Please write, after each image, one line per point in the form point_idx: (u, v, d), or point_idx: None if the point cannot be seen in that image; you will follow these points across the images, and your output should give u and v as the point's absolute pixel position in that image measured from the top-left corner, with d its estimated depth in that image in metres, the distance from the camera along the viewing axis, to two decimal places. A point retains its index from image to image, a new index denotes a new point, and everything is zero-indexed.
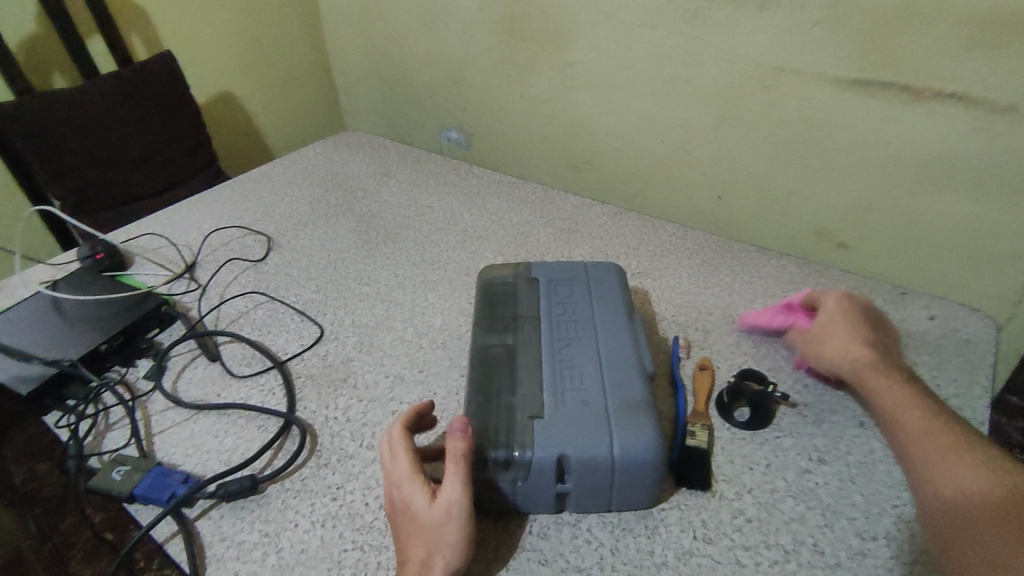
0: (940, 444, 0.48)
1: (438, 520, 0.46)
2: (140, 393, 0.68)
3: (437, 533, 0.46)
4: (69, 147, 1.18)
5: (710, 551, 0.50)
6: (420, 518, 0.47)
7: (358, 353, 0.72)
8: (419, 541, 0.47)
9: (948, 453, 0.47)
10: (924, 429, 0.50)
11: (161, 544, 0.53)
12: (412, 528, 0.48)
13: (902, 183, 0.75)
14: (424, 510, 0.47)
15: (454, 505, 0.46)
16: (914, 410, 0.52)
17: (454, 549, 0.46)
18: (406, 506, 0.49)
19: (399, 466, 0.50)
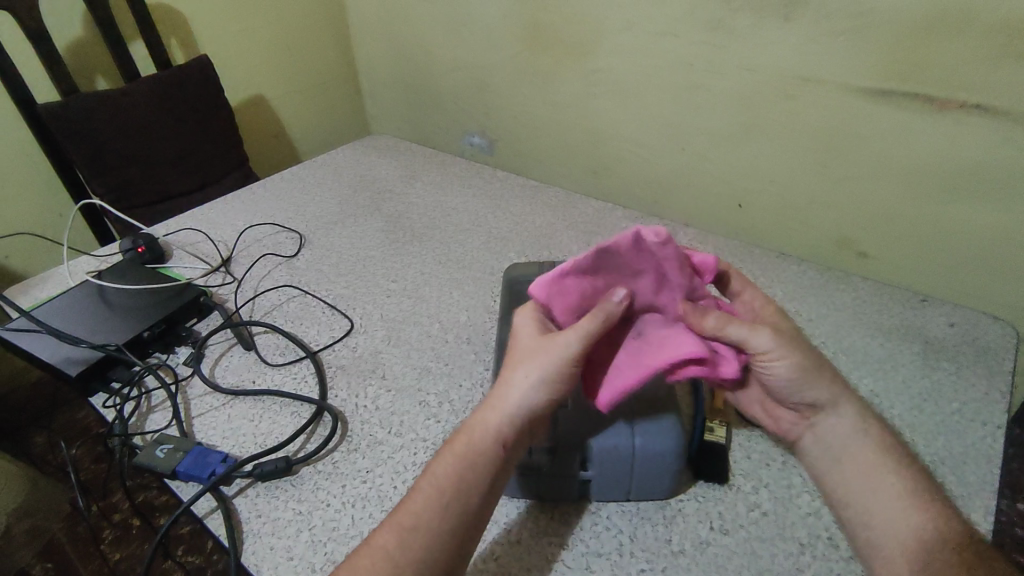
0: (894, 485, 0.48)
1: (544, 353, 0.50)
2: (180, 377, 0.72)
3: (537, 364, 0.49)
4: (110, 146, 1.23)
5: (727, 541, 0.52)
6: (526, 351, 0.51)
7: (386, 346, 0.75)
8: (516, 371, 0.50)
9: (901, 495, 0.47)
10: (878, 468, 0.49)
11: (201, 519, 0.56)
12: (518, 353, 0.51)
13: (923, 192, 0.76)
14: (534, 345, 0.51)
15: (566, 346, 0.50)
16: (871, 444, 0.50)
17: (543, 385, 0.49)
18: (517, 346, 0.52)
19: (525, 316, 0.54)
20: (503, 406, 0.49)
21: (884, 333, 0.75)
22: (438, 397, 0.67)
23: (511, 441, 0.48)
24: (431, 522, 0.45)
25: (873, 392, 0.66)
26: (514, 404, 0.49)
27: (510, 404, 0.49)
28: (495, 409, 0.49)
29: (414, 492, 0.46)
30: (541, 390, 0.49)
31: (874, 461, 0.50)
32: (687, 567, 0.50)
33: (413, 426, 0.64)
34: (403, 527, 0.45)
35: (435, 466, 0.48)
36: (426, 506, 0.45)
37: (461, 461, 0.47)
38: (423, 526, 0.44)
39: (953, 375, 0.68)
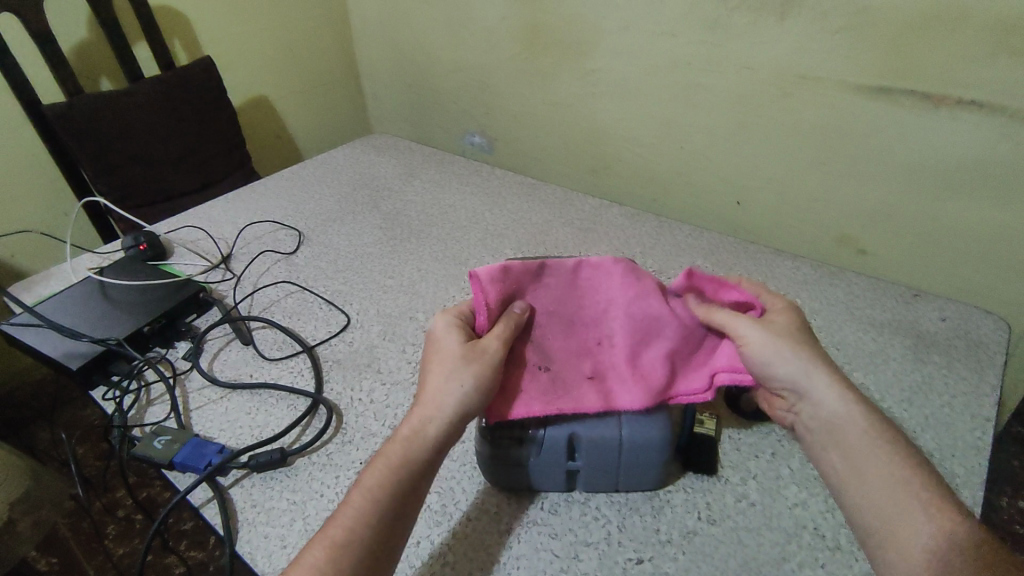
0: (889, 473, 0.44)
1: (470, 359, 0.49)
2: (179, 371, 0.73)
3: (464, 369, 0.49)
4: (114, 146, 1.25)
5: (714, 531, 0.53)
6: (450, 355, 0.50)
7: (382, 341, 0.76)
8: (438, 375, 0.49)
9: (899, 484, 0.43)
10: (871, 453, 0.45)
11: (197, 508, 0.57)
12: (439, 359, 0.50)
13: (917, 187, 0.77)
14: (458, 350, 0.50)
15: (490, 350, 0.50)
16: (860, 427, 0.46)
17: (476, 391, 0.48)
18: (436, 351, 0.51)
19: (443, 320, 0.53)
20: (430, 412, 0.48)
21: (876, 328, 0.75)
22: None
23: (443, 449, 0.48)
24: (363, 538, 0.43)
25: (863, 385, 0.67)
26: (444, 409, 0.48)
27: (439, 410, 0.48)
28: (421, 413, 0.48)
29: (343, 505, 0.45)
30: (470, 393, 0.48)
31: (864, 447, 0.46)
32: (674, 556, 0.51)
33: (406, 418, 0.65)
34: (333, 545, 0.43)
35: (363, 482, 0.45)
36: (358, 521, 0.44)
37: (388, 474, 0.45)
38: (358, 542, 0.43)
39: (944, 369, 0.69)
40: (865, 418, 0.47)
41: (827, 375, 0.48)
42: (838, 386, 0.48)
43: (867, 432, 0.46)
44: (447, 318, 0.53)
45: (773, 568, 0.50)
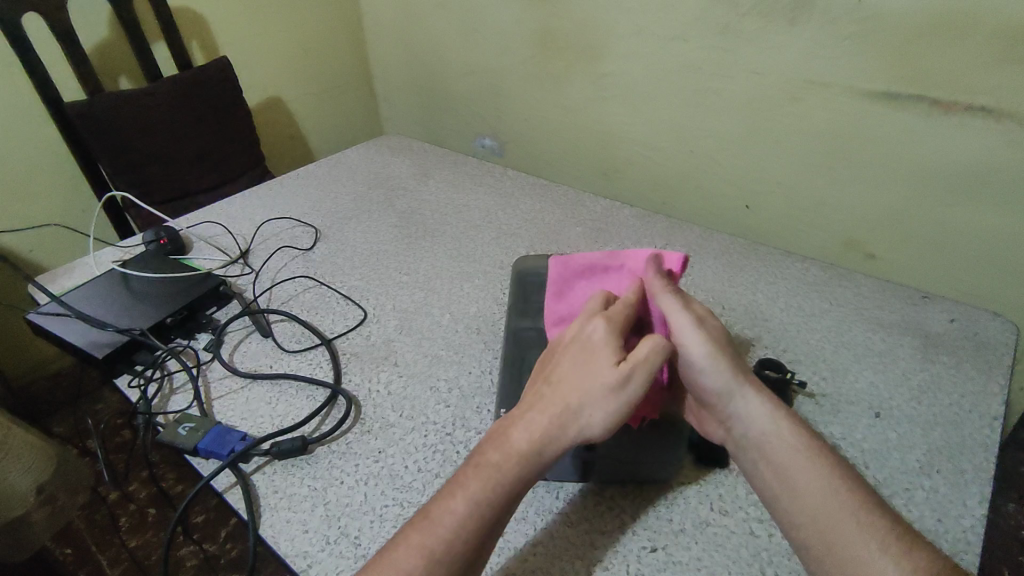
0: (825, 486, 0.47)
1: (615, 383, 0.49)
2: (201, 361, 0.74)
3: (604, 397, 0.49)
4: (133, 144, 1.27)
5: (726, 522, 0.54)
6: (598, 372, 0.50)
7: (398, 335, 0.77)
8: (576, 390, 0.49)
9: (835, 496, 0.46)
10: (802, 468, 0.48)
11: (220, 493, 0.59)
12: (580, 377, 0.50)
13: (926, 191, 0.78)
14: (605, 376, 0.49)
15: (638, 376, 0.49)
16: (792, 450, 0.49)
17: (607, 425, 0.48)
18: (587, 364, 0.51)
19: (600, 326, 0.53)
20: (555, 436, 0.48)
21: (886, 328, 0.76)
22: (448, 383, 0.70)
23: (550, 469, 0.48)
24: (466, 549, 0.44)
25: (872, 384, 0.68)
26: (570, 434, 0.48)
27: (569, 432, 0.48)
28: (548, 428, 0.48)
29: (444, 512, 0.45)
30: (608, 422, 0.48)
31: (794, 464, 0.49)
32: (687, 544, 0.52)
33: (423, 409, 0.67)
34: (428, 550, 0.43)
35: (467, 489, 0.46)
36: (459, 529, 0.44)
37: (503, 492, 0.46)
38: (456, 551, 0.43)
39: (952, 369, 0.69)
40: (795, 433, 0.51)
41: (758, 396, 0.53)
42: (769, 405, 0.52)
43: (797, 450, 0.49)
44: (602, 325, 0.53)
45: (784, 557, 0.51)
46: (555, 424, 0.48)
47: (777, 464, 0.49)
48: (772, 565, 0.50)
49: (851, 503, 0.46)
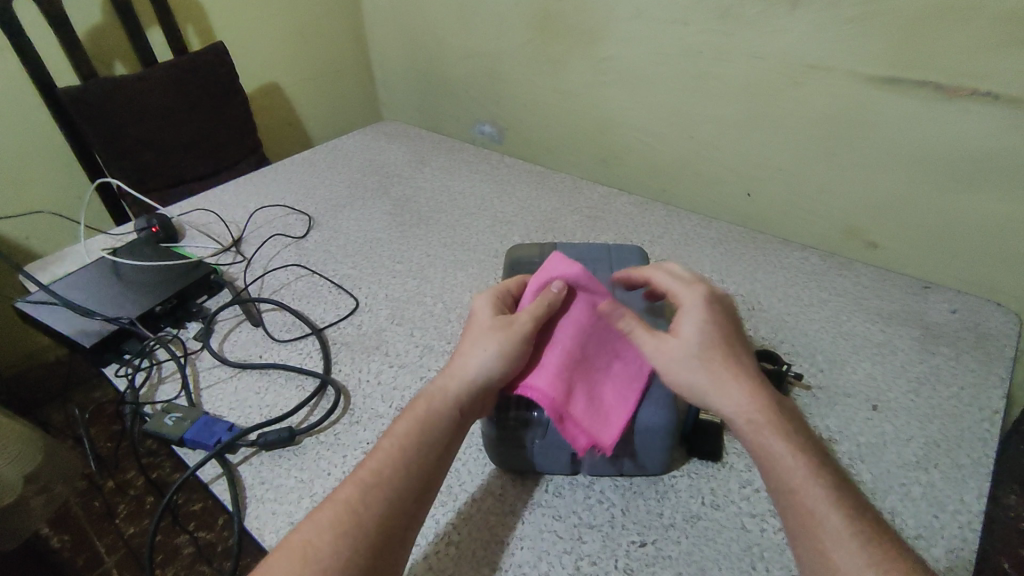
0: (793, 475, 0.44)
1: (500, 332, 0.52)
2: (190, 351, 0.73)
3: (489, 338, 0.52)
4: (127, 130, 1.26)
5: (717, 516, 0.53)
6: (481, 330, 0.53)
7: (390, 324, 0.76)
8: (471, 341, 0.53)
9: (805, 486, 0.43)
10: (770, 457, 0.45)
11: (206, 484, 0.58)
12: (469, 332, 0.54)
13: (928, 179, 0.76)
14: (489, 323, 0.53)
15: (521, 326, 0.52)
16: (764, 436, 0.46)
17: (497, 358, 0.51)
18: (476, 325, 0.54)
19: (480, 301, 0.57)
20: (455, 377, 0.51)
21: (885, 319, 0.75)
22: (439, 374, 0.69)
23: (466, 406, 0.50)
24: (395, 478, 0.46)
25: (871, 376, 0.66)
26: (465, 375, 0.51)
27: (464, 374, 0.50)
28: (449, 376, 0.51)
29: (376, 452, 0.47)
30: (495, 359, 0.51)
31: (766, 453, 0.46)
32: (677, 539, 0.51)
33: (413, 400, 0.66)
34: (361, 484, 0.45)
35: (393, 431, 0.49)
36: (386, 464, 0.46)
37: (417, 431, 0.48)
38: (388, 482, 0.45)
39: (953, 361, 0.68)
40: (767, 418, 0.47)
41: (730, 377, 0.49)
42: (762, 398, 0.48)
43: (773, 437, 0.46)
44: (484, 300, 0.57)
45: (776, 553, 0.50)
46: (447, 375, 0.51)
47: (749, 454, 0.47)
48: (763, 561, 0.49)
49: (823, 496, 0.43)
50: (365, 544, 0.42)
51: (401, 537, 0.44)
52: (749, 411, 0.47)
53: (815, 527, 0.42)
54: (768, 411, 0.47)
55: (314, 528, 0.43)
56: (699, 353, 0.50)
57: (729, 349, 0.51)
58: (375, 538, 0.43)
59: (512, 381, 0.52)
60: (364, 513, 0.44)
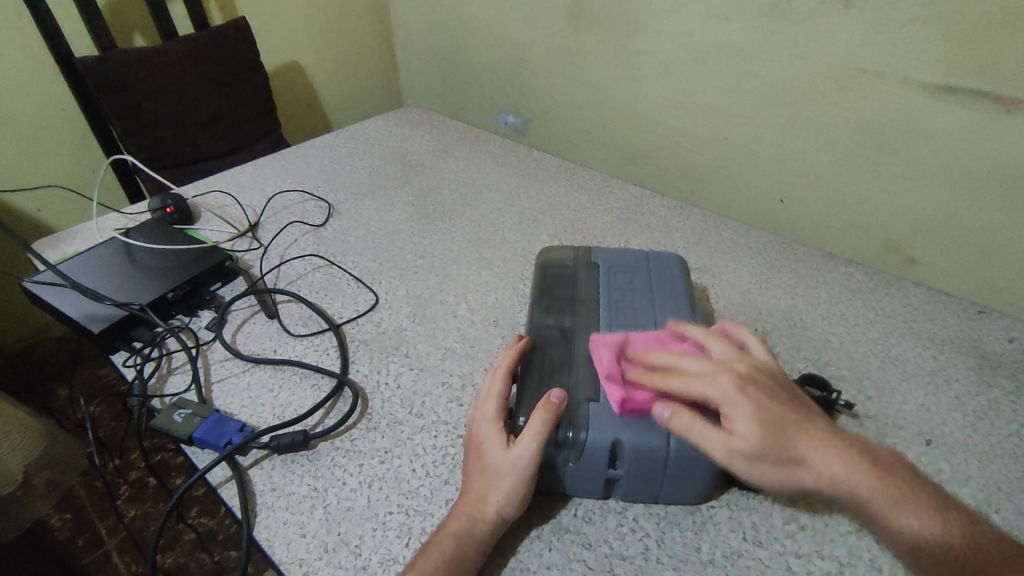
0: (925, 521, 0.43)
1: (506, 474, 0.48)
2: (201, 342, 0.70)
3: (499, 481, 0.48)
4: (144, 105, 1.22)
5: (760, 554, 0.49)
6: (489, 470, 0.48)
7: (411, 323, 0.73)
8: (482, 482, 0.49)
9: (945, 531, 0.43)
10: (898, 508, 0.44)
11: (215, 488, 0.55)
12: (477, 461, 0.50)
13: (985, 198, 0.71)
14: (494, 458, 0.49)
15: (523, 465, 0.48)
16: (876, 489, 0.44)
17: (510, 501, 0.48)
18: (486, 460, 0.49)
19: (484, 431, 0.50)
20: (470, 519, 0.47)
21: (937, 345, 0.70)
22: (462, 379, 0.65)
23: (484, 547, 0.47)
24: None
25: (923, 407, 0.62)
26: (479, 518, 0.47)
27: (476, 516, 0.47)
28: (458, 518, 0.48)
29: None
30: (508, 504, 0.47)
31: (893, 506, 0.44)
32: None
33: (435, 407, 0.62)
34: None
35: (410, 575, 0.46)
36: None
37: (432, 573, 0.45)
38: None
39: (1012, 395, 0.64)
40: (868, 477, 0.44)
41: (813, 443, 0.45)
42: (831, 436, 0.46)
43: (889, 487, 0.44)
44: (488, 429, 0.50)
45: None
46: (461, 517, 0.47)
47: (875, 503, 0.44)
48: None
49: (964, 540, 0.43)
50: None
51: None
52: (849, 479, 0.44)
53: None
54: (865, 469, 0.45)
55: None
56: (769, 464, 0.44)
57: (785, 404, 0.47)
58: None
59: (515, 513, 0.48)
60: None
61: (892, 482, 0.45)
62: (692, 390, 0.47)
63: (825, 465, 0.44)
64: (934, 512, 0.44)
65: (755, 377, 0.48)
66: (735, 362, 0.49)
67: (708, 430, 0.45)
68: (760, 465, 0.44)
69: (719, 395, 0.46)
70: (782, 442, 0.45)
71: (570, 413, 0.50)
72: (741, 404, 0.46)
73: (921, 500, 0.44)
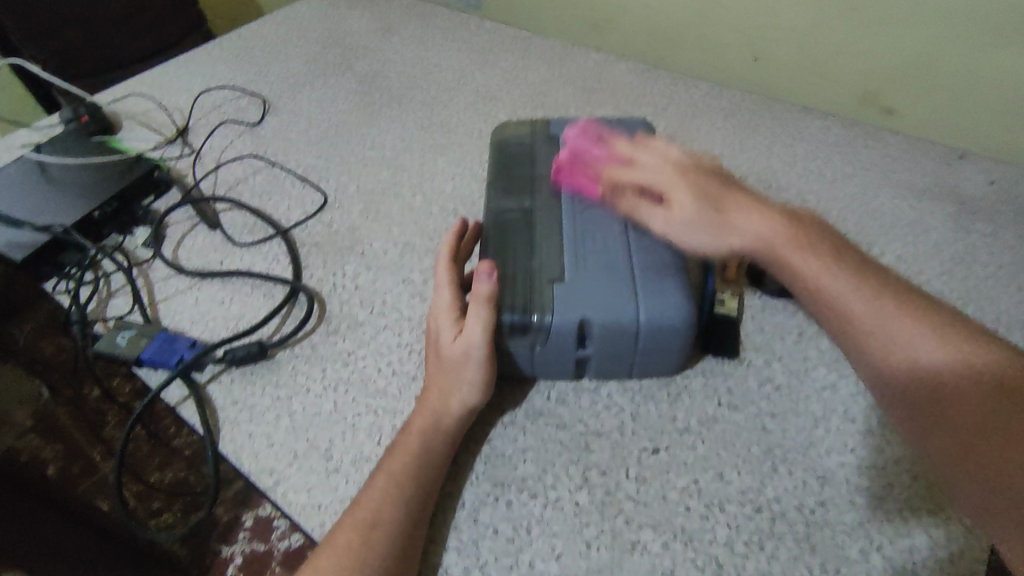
0: (907, 334, 0.42)
1: (462, 363, 0.46)
2: (140, 261, 0.65)
3: (458, 371, 0.46)
4: (42, 4, 1.07)
5: (736, 418, 0.49)
6: (448, 361, 0.46)
7: (365, 220, 0.68)
8: (442, 375, 0.47)
9: (925, 347, 0.41)
10: (882, 319, 0.43)
11: (174, 408, 0.53)
12: (436, 355, 0.48)
13: (968, 34, 0.65)
14: (448, 348, 0.47)
15: (475, 351, 0.46)
16: (867, 299, 0.44)
17: (474, 389, 0.46)
18: (441, 352, 0.47)
19: (439, 323, 0.48)
20: (438, 412, 0.46)
21: (916, 194, 0.67)
22: (424, 274, 0.61)
23: (457, 437, 0.46)
24: (395, 519, 0.41)
25: (900, 259, 0.60)
26: (446, 409, 0.46)
27: (443, 409, 0.46)
28: (421, 413, 0.46)
29: (368, 491, 0.43)
30: (473, 391, 0.46)
31: (884, 328, 0.43)
32: (692, 444, 0.47)
33: (397, 305, 0.59)
34: (365, 526, 0.41)
35: (385, 468, 0.44)
36: (386, 503, 0.42)
37: (411, 461, 0.44)
38: (395, 526, 0.41)
39: (989, 238, 0.62)
40: (863, 293, 0.44)
41: (801, 238, 0.48)
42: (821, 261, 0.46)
43: (890, 297, 0.44)
44: (442, 321, 0.48)
45: (800, 454, 0.46)
46: (426, 413, 0.46)
47: (863, 329, 0.43)
48: (785, 463, 0.46)
49: (955, 359, 0.40)
50: None
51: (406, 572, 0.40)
52: (788, 249, 0.47)
53: (942, 419, 0.39)
54: (860, 277, 0.45)
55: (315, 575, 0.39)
56: (703, 230, 0.49)
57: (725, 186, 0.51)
58: None
59: (482, 400, 0.47)
60: (369, 560, 0.39)
61: (884, 294, 0.44)
62: (643, 179, 0.53)
63: (753, 229, 0.48)
64: (928, 336, 0.41)
65: (696, 166, 0.53)
66: (681, 156, 0.54)
67: (653, 211, 0.51)
68: (691, 231, 0.49)
69: (657, 182, 0.52)
70: (715, 206, 0.50)
71: (535, 294, 0.47)
72: (679, 182, 0.52)
73: (917, 321, 0.42)
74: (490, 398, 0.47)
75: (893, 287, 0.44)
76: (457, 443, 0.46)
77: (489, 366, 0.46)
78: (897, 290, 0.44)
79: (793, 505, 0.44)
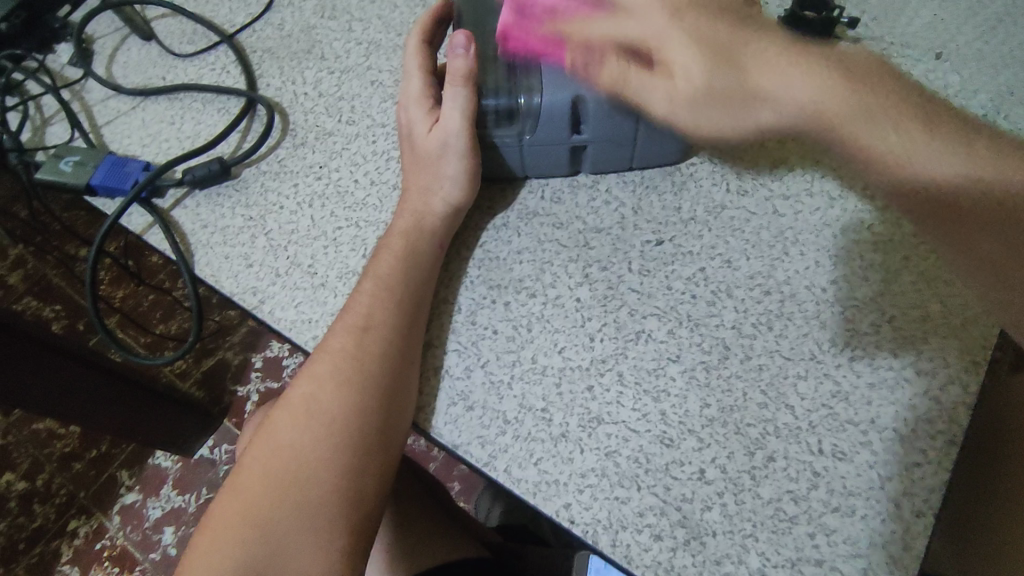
0: (910, 142, 0.33)
1: (441, 155, 0.42)
2: (70, 81, 0.57)
3: (438, 164, 0.42)
4: None
5: (745, 204, 0.45)
6: (427, 155, 0.43)
7: (320, 19, 0.58)
8: (422, 172, 0.43)
9: (928, 156, 0.32)
10: (869, 117, 0.33)
11: (139, 236, 0.49)
12: (414, 152, 0.44)
13: None
14: (425, 140, 0.43)
15: (455, 140, 0.42)
16: (814, 81, 0.34)
17: (458, 184, 0.42)
18: (419, 147, 0.43)
19: (413, 114, 0.44)
20: (421, 213, 0.42)
21: None
22: (394, 75, 0.54)
23: (446, 239, 0.43)
24: (389, 320, 0.39)
25: (937, 20, 0.53)
26: (430, 208, 0.42)
27: (426, 208, 0.42)
28: (404, 214, 0.43)
29: (357, 298, 0.40)
30: (457, 186, 0.42)
31: (881, 136, 0.33)
32: (699, 233, 0.44)
33: (367, 111, 0.52)
34: (358, 330, 0.39)
35: (373, 273, 0.41)
36: (378, 305, 0.40)
37: (399, 262, 0.41)
38: (388, 330, 0.39)
39: None
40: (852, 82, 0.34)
41: (788, 65, 0.35)
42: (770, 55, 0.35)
43: (806, 74, 0.35)
44: (416, 111, 0.44)
45: (813, 235, 0.43)
46: (409, 214, 0.43)
47: (850, 135, 0.34)
48: (798, 245, 0.43)
49: (964, 171, 0.32)
50: (369, 392, 0.38)
51: (407, 372, 0.39)
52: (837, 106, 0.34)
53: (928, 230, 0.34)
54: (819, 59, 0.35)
55: (314, 380, 0.39)
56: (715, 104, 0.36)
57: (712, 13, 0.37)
58: (380, 381, 0.38)
59: (469, 197, 0.43)
60: (368, 362, 0.38)
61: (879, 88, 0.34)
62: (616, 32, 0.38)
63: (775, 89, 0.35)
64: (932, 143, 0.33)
65: None
66: None
67: (650, 81, 0.37)
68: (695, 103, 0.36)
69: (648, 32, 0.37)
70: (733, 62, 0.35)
71: (520, 73, 0.42)
72: (677, 34, 0.36)
73: (921, 124, 0.33)
74: (476, 195, 0.43)
75: (824, 60, 0.35)
76: (447, 245, 0.44)
77: (473, 157, 0.42)
78: (827, 65, 0.35)
79: (803, 285, 0.42)
